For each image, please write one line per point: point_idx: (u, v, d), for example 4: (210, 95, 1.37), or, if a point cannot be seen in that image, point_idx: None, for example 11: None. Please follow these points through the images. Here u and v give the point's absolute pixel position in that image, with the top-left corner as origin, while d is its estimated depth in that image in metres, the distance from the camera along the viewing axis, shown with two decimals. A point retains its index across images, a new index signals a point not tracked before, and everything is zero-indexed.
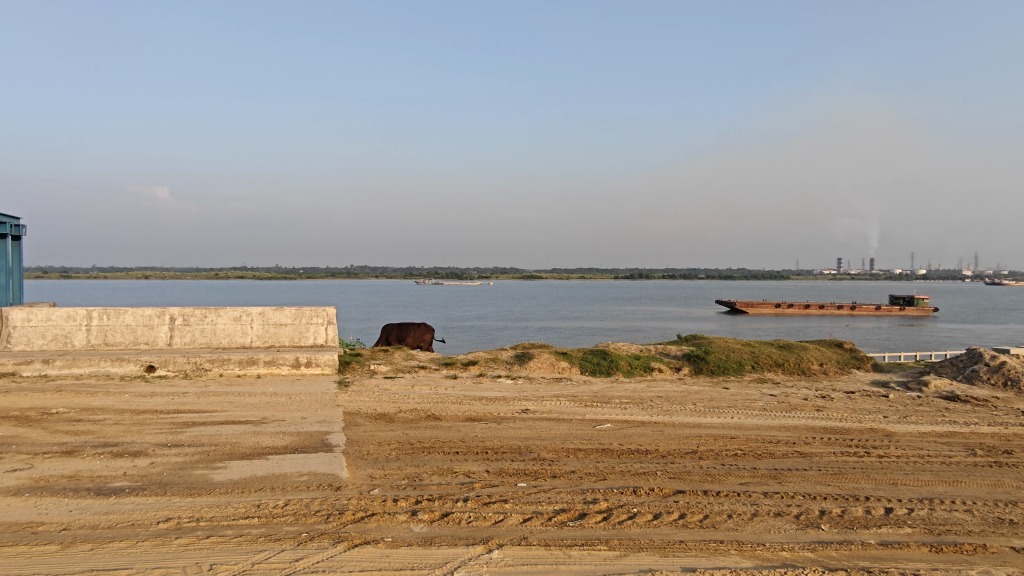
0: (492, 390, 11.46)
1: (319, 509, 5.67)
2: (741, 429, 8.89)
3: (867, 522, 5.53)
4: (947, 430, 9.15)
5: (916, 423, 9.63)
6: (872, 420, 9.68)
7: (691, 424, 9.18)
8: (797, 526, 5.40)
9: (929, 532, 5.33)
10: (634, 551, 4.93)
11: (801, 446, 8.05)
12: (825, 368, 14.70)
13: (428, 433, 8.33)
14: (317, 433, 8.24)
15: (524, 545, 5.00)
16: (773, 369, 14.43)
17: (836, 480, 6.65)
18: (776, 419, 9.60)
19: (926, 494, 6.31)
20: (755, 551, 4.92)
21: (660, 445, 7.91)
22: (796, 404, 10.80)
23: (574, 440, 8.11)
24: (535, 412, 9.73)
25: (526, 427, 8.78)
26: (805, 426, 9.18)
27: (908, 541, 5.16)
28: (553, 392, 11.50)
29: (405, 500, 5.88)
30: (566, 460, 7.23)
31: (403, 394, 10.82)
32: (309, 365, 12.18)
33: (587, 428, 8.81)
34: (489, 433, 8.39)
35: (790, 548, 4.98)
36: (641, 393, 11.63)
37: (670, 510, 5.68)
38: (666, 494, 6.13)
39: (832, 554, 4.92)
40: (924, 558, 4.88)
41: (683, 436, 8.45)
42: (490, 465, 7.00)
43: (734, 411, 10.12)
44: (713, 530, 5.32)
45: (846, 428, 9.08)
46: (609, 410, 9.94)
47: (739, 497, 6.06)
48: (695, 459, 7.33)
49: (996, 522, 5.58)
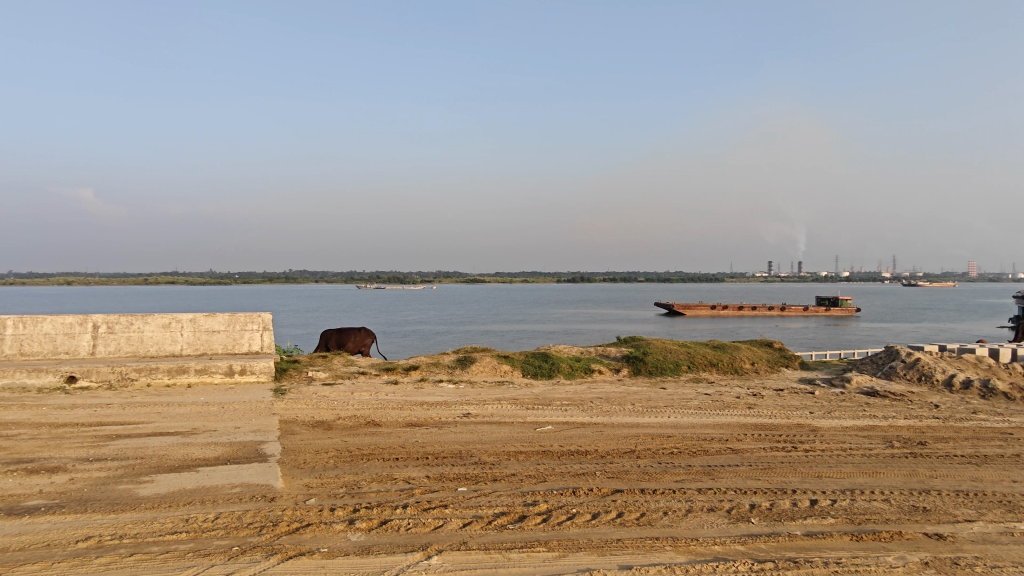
0: (433, 394, 11.38)
1: (252, 521, 5.49)
2: (677, 428, 9.12)
3: (793, 514, 5.76)
4: (867, 423, 9.65)
5: (839, 417, 10.11)
6: (799, 416, 10.12)
7: (630, 424, 9.36)
8: (729, 521, 5.59)
9: (850, 522, 5.60)
10: (572, 551, 4.98)
11: (733, 442, 8.33)
12: (757, 367, 15.26)
13: (368, 439, 8.20)
14: (251, 443, 7.98)
15: (464, 550, 4.98)
16: (708, 369, 14.87)
17: (765, 475, 6.92)
18: (711, 417, 9.90)
19: (847, 485, 6.63)
20: (689, 546, 5.06)
21: (599, 446, 8.03)
22: (729, 402, 11.17)
23: (515, 443, 8.14)
24: (476, 415, 9.72)
25: (468, 431, 8.76)
26: (738, 423, 9.50)
27: (831, 531, 5.41)
28: (495, 395, 11.52)
29: (343, 509, 5.77)
30: (507, 463, 7.25)
31: (342, 400, 10.62)
32: (243, 373, 11.79)
33: (528, 430, 8.86)
34: (430, 438, 8.32)
35: (721, 542, 5.14)
36: (582, 394, 11.78)
37: (608, 510, 5.77)
38: (604, 493, 6.23)
39: (761, 546, 5.10)
40: (846, 547, 5.12)
41: (622, 436, 8.61)
42: (430, 470, 6.95)
43: (671, 410, 10.38)
44: (650, 527, 5.43)
45: (775, 424, 9.45)
46: (550, 413, 10.03)
47: (674, 494, 6.22)
48: (633, 458, 7.48)
49: (911, 510, 5.91)
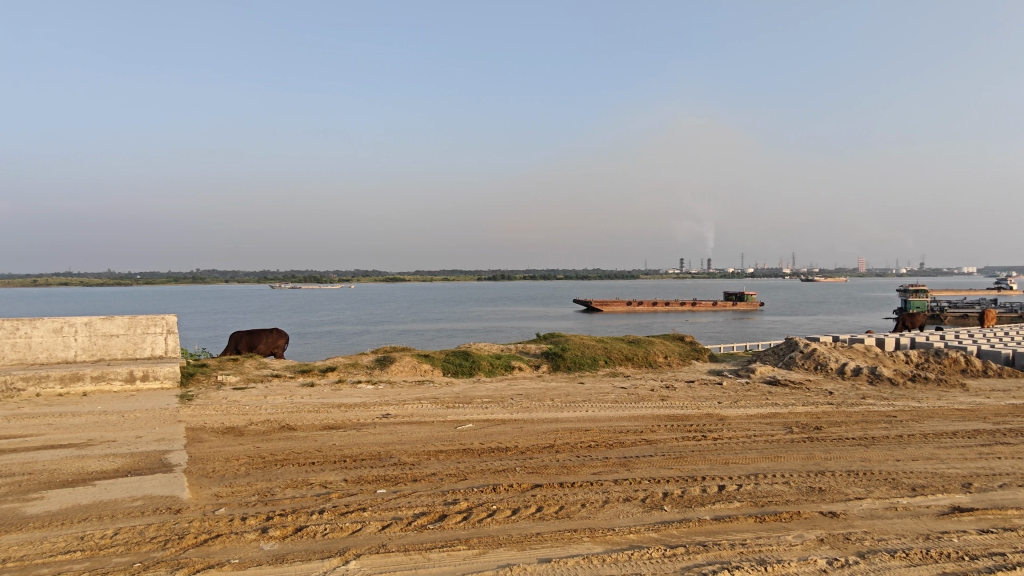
0: (351, 396, 11.13)
1: (155, 536, 5.19)
2: (595, 422, 9.35)
3: (702, 500, 6.03)
4: (770, 411, 10.22)
5: (745, 406, 10.67)
6: (708, 406, 10.60)
7: (549, 419, 9.50)
8: (643, 509, 5.78)
9: (754, 505, 5.93)
10: (492, 548, 5.01)
11: (647, 434, 8.63)
12: (669, 360, 15.84)
13: (282, 444, 7.93)
14: (154, 453, 7.53)
15: (382, 553, 4.90)
16: (624, 363, 15.30)
17: (677, 464, 7.21)
18: (627, 410, 10.21)
19: (752, 470, 7.01)
20: (605, 536, 5.20)
21: (519, 442, 8.11)
22: (643, 395, 11.54)
23: (435, 442, 8.09)
24: (396, 416, 9.60)
25: (387, 431, 8.63)
26: (652, 415, 9.84)
27: (737, 514, 5.70)
28: (415, 394, 11.42)
29: (255, 517, 5.55)
30: (427, 462, 7.20)
31: (254, 405, 10.19)
32: (146, 379, 11.13)
33: (449, 429, 8.83)
34: (348, 440, 8.15)
35: (637, 531, 5.31)
36: (502, 392, 11.85)
37: (528, 505, 5.84)
38: (523, 488, 6.30)
39: (673, 532, 5.31)
40: (750, 528, 5.41)
41: (541, 431, 8.73)
42: (348, 473, 6.80)
43: (589, 404, 10.62)
44: (568, 519, 5.54)
45: (686, 415, 9.86)
46: (470, 411, 10.03)
47: (591, 486, 6.38)
48: (552, 453, 7.61)
49: (808, 491, 6.32)
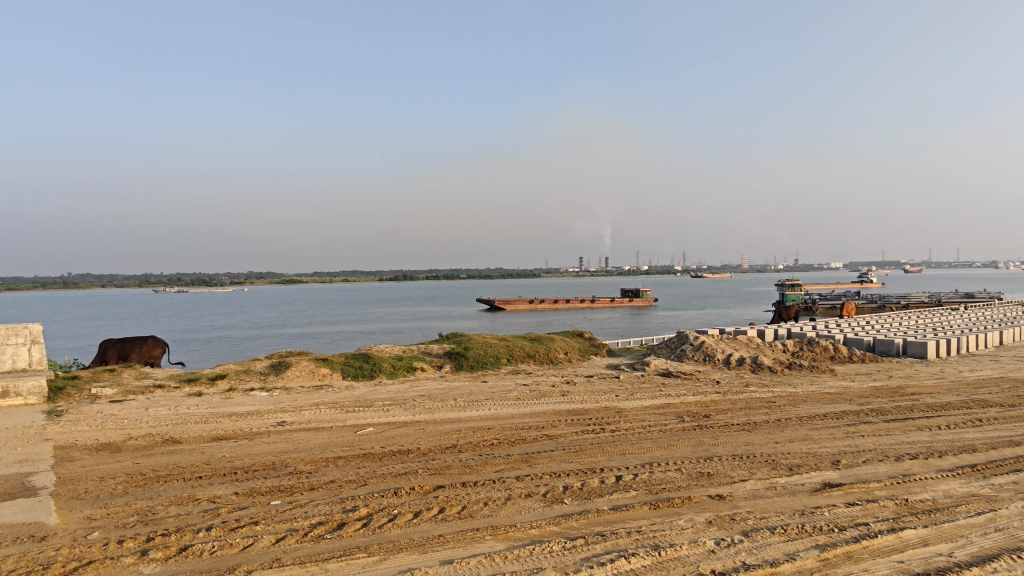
0: (243, 404, 10.59)
1: (15, 568, 4.70)
2: (497, 420, 9.41)
3: (601, 491, 6.22)
4: (664, 402, 10.71)
5: (640, 398, 11.11)
6: (607, 399, 10.95)
7: (451, 419, 9.47)
8: (544, 504, 5.88)
9: (649, 492, 6.18)
10: (393, 553, 4.92)
11: (549, 429, 8.79)
12: (570, 356, 16.23)
13: (165, 459, 7.41)
14: (14, 476, 6.82)
15: (276, 567, 4.69)
16: (526, 360, 15.50)
17: (577, 457, 7.39)
18: (529, 406, 10.37)
19: (647, 459, 7.30)
20: (508, 533, 5.24)
21: (422, 443, 8.03)
22: (545, 391, 11.76)
23: (333, 448, 7.86)
24: (292, 423, 9.24)
25: (283, 439, 8.28)
26: (552, 410, 10.04)
27: (633, 502, 5.92)
28: (313, 400, 11.04)
29: (133, 539, 5.16)
30: (325, 469, 6.97)
31: (133, 418, 9.47)
32: (6, 396, 10.05)
33: (348, 434, 8.60)
34: (239, 451, 7.75)
35: (538, 526, 5.39)
36: (404, 393, 11.70)
37: (430, 507, 5.79)
38: (426, 490, 6.24)
39: (573, 524, 5.43)
40: (646, 515, 5.63)
41: (444, 431, 8.69)
42: (239, 486, 6.46)
43: (491, 403, 10.68)
44: (470, 519, 5.54)
45: (585, 409, 10.15)
46: (372, 414, 9.82)
47: (494, 484, 6.42)
48: (455, 453, 7.58)
49: (698, 476, 6.68)
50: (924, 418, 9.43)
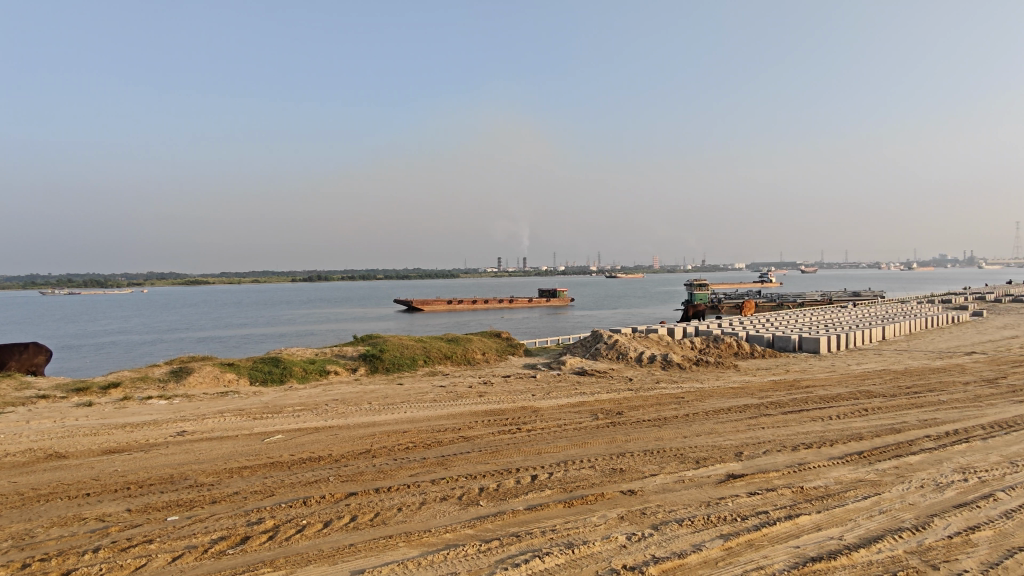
0: (139, 414, 9.93)
1: None
2: (412, 422, 9.28)
3: (516, 491, 6.24)
4: (578, 400, 10.91)
5: (556, 397, 11.28)
6: (523, 399, 11.03)
7: (365, 423, 9.26)
8: (460, 507, 5.84)
9: (563, 491, 6.26)
10: (301, 566, 4.74)
11: (465, 430, 8.76)
12: (487, 356, 16.26)
13: (47, 476, 6.83)
14: None
15: None
16: (443, 362, 15.39)
17: (493, 458, 7.40)
18: (445, 408, 10.30)
19: (562, 458, 7.41)
20: (421, 539, 5.17)
21: (334, 449, 7.81)
22: (461, 393, 11.72)
23: (238, 458, 7.50)
24: (194, 432, 8.74)
25: (183, 450, 7.82)
26: (469, 412, 10.01)
27: (547, 501, 5.98)
28: (217, 407, 10.50)
29: (7, 567, 4.71)
30: (229, 481, 6.64)
31: (11, 433, 8.67)
32: None
33: (255, 442, 8.23)
34: (135, 464, 7.25)
35: (452, 530, 5.34)
36: (316, 398, 11.34)
37: (341, 515, 5.62)
38: (337, 498, 6.05)
39: (488, 526, 5.42)
40: (560, 514, 5.70)
41: (358, 436, 8.49)
42: (132, 502, 6.03)
43: (407, 405, 10.52)
44: (383, 526, 5.42)
45: (502, 409, 10.18)
46: (281, 420, 9.46)
47: (408, 488, 6.31)
48: (369, 458, 7.41)
49: (610, 473, 6.83)
50: (817, 409, 10.07)
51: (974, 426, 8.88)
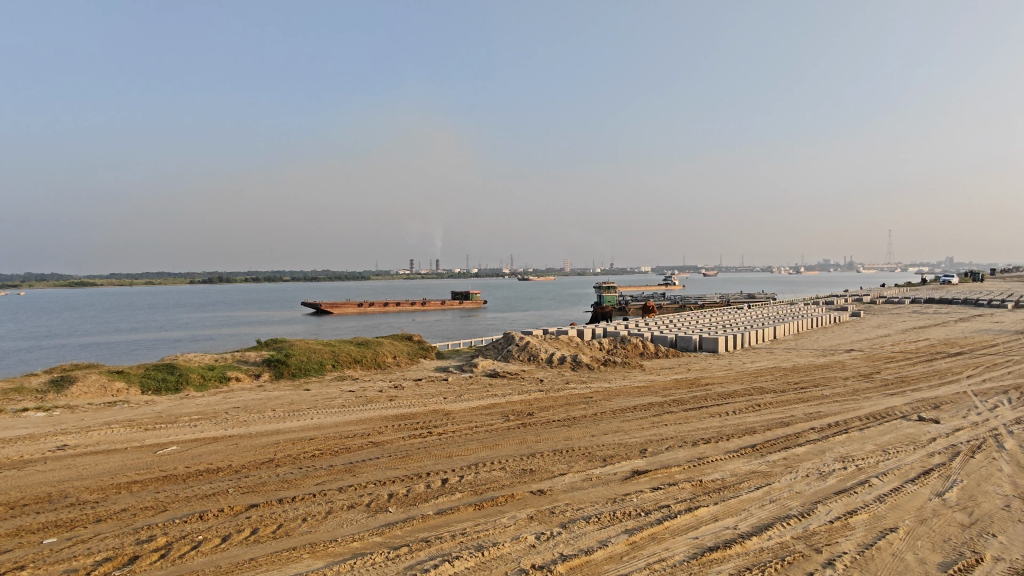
0: (11, 428, 9.06)
1: None
2: (319, 429, 9.00)
3: (426, 496, 6.18)
4: (489, 402, 10.95)
5: (468, 399, 11.27)
6: (434, 402, 10.95)
7: (270, 431, 8.90)
8: (368, 514, 5.72)
9: (474, 493, 6.26)
10: None
11: (374, 436, 8.58)
12: (398, 360, 16.02)
13: None
14: None
15: None
16: (353, 366, 15.02)
17: (403, 463, 7.29)
18: (354, 413, 10.06)
19: (473, 460, 7.41)
20: (327, 549, 5.02)
21: (235, 460, 7.45)
22: (371, 397, 11.49)
23: (127, 472, 7.00)
24: (76, 446, 8.08)
25: (63, 466, 7.21)
26: (379, 416, 9.82)
27: (457, 505, 5.96)
28: (104, 418, 9.76)
29: None
30: (116, 497, 6.19)
31: None
32: None
33: (147, 455, 7.72)
34: (7, 484, 6.62)
35: (360, 538, 5.22)
36: (215, 406, 10.77)
37: (241, 529, 5.37)
38: (237, 511, 5.77)
39: (397, 533, 5.34)
40: (469, 517, 5.69)
41: (261, 445, 8.14)
42: (2, 526, 5.50)
43: (314, 412, 10.20)
44: (286, 538, 5.22)
45: (412, 413, 10.07)
46: (176, 431, 8.92)
47: (313, 498, 6.11)
48: (272, 467, 7.12)
49: (521, 473, 6.89)
50: (715, 405, 10.61)
51: (853, 418, 9.65)
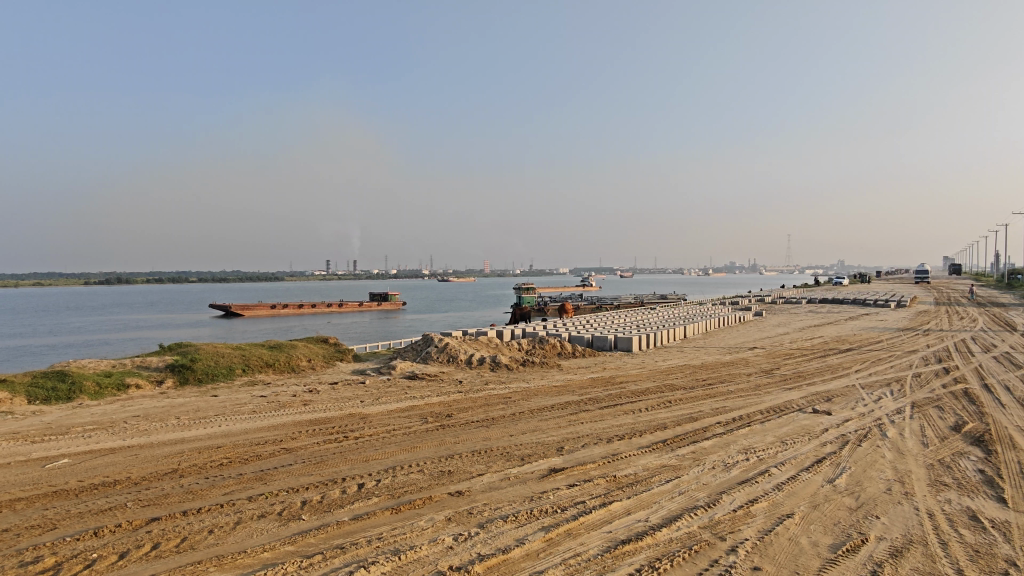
0: None
1: None
2: (228, 437, 8.61)
3: (341, 502, 6.04)
4: (408, 405, 10.82)
5: (385, 402, 11.09)
6: (351, 406, 10.71)
7: (173, 440, 8.44)
8: (279, 523, 5.53)
9: (391, 497, 6.18)
10: None
11: (287, 442, 8.30)
12: (313, 363, 15.56)
13: None
14: None
15: None
16: (264, 370, 14.46)
17: (317, 469, 7.09)
18: (265, 419, 9.69)
19: (390, 464, 7.31)
20: (236, 561, 4.82)
21: (134, 472, 7.01)
22: (283, 402, 11.10)
23: (9, 489, 6.44)
24: None
25: None
26: (291, 422, 9.50)
27: (374, 510, 5.86)
28: None
29: None
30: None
31: None
32: None
33: (32, 470, 7.12)
34: None
35: (271, 548, 5.03)
36: (111, 415, 10.07)
37: (142, 544, 5.07)
38: (135, 526, 5.44)
39: (310, 541, 5.19)
40: (386, 521, 5.60)
41: (163, 455, 7.70)
42: None
43: (221, 418, 9.74)
44: (191, 551, 4.97)
45: (327, 417, 9.81)
46: (67, 442, 8.29)
47: (221, 508, 5.84)
48: (175, 478, 6.75)
49: (439, 475, 6.86)
50: (630, 403, 10.94)
51: (755, 412, 10.20)
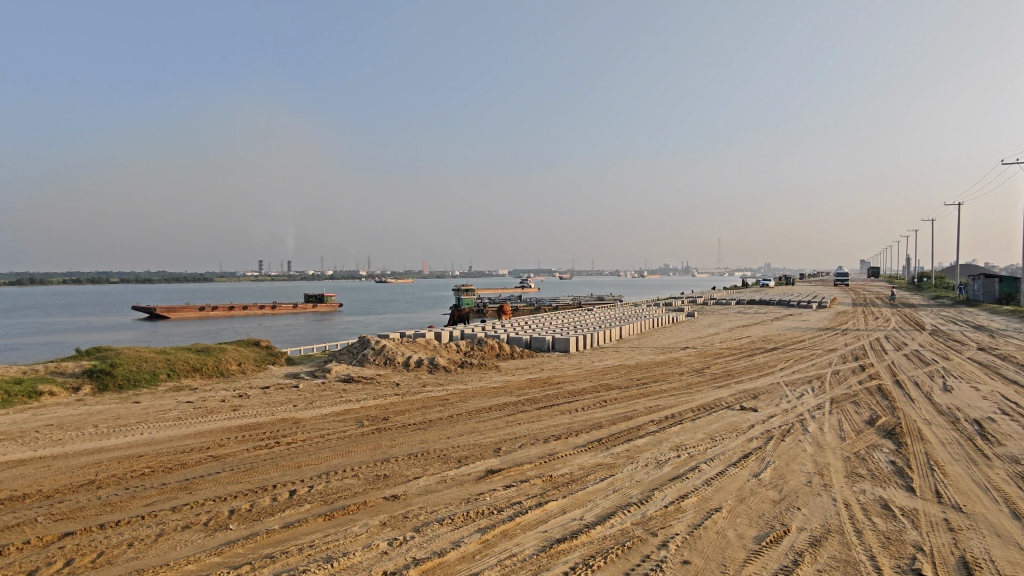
0: None
1: None
2: (151, 445, 8.21)
3: (272, 510, 5.86)
4: (342, 408, 10.61)
5: (319, 406, 10.83)
6: (283, 411, 10.41)
7: (90, 450, 7.98)
8: (206, 534, 5.32)
9: (324, 503, 6.04)
10: None
11: (214, 449, 7.99)
12: (243, 367, 15.04)
13: None
14: None
15: None
16: (190, 375, 13.88)
17: (246, 476, 6.85)
18: (191, 426, 9.30)
19: (324, 469, 7.15)
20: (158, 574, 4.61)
21: (46, 484, 6.59)
22: (211, 407, 10.68)
23: None
24: None
25: None
26: (220, 428, 9.15)
27: (306, 517, 5.71)
28: None
29: None
30: None
31: None
32: None
33: None
34: None
35: (196, 560, 4.84)
36: (20, 425, 9.43)
37: (54, 560, 4.78)
38: (47, 542, 5.12)
39: (238, 551, 5.01)
40: (318, 528, 5.47)
41: (80, 465, 7.28)
42: None
43: (144, 426, 9.29)
44: (109, 566, 4.72)
45: (258, 422, 9.50)
46: None
47: (142, 520, 5.57)
48: (92, 490, 6.39)
49: (374, 480, 6.75)
50: (566, 403, 11.06)
51: (687, 410, 10.50)
